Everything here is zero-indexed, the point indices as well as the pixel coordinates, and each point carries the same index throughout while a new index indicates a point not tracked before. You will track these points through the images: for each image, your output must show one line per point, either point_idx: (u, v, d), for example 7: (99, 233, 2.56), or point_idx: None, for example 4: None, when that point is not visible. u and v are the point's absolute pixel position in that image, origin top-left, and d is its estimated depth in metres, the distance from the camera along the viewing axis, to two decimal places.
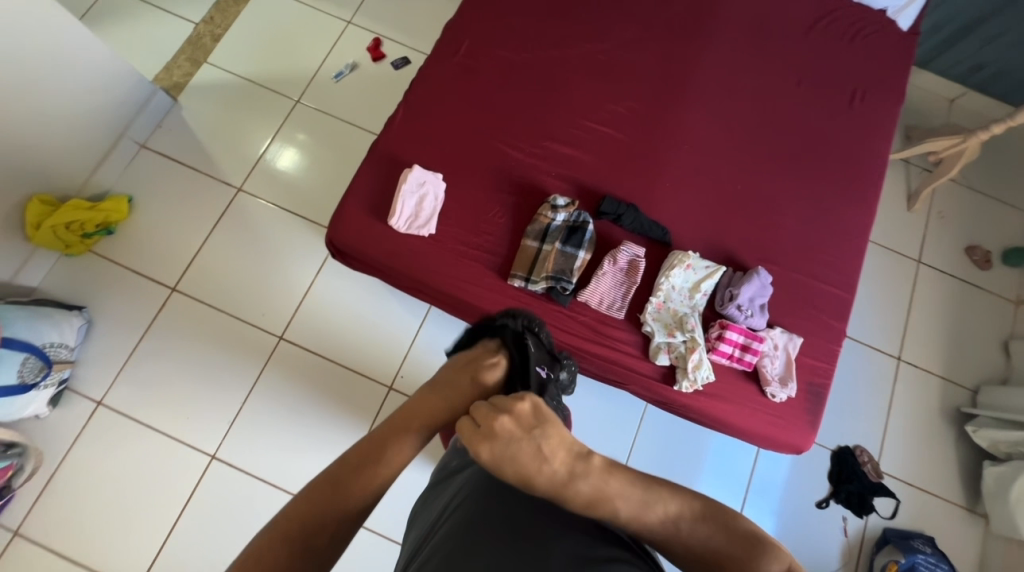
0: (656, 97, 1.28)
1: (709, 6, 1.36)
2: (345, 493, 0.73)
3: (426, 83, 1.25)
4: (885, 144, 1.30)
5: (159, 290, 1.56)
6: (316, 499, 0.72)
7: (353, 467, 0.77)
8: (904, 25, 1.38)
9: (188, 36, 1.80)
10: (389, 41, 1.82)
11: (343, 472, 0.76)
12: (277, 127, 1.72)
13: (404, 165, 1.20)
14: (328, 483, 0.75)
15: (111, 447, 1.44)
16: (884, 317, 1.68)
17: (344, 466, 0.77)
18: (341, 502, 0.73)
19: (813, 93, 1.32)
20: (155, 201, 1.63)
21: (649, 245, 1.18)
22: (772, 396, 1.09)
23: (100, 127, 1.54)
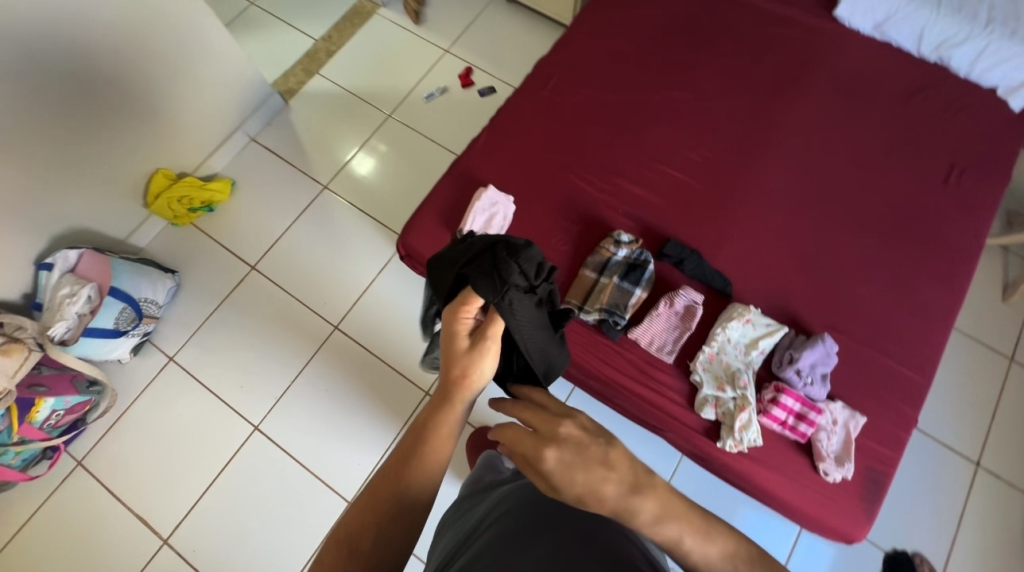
0: (734, 149, 1.29)
1: (800, 67, 1.36)
2: (382, 529, 0.61)
3: (511, 112, 1.34)
4: (982, 227, 1.21)
5: (241, 266, 1.72)
6: (348, 533, 0.61)
7: (382, 497, 0.62)
8: (1016, 106, 1.30)
9: (307, 49, 2.04)
10: (480, 71, 1.96)
11: (375, 504, 0.62)
12: (368, 135, 1.88)
13: (478, 184, 1.28)
14: (361, 517, 0.62)
15: (172, 400, 1.58)
16: (963, 413, 1.52)
17: (374, 493, 0.63)
18: (382, 536, 0.60)
19: (904, 164, 1.27)
20: (253, 187, 1.82)
21: (708, 293, 1.17)
22: (825, 474, 1.01)
23: (222, 118, 1.76)
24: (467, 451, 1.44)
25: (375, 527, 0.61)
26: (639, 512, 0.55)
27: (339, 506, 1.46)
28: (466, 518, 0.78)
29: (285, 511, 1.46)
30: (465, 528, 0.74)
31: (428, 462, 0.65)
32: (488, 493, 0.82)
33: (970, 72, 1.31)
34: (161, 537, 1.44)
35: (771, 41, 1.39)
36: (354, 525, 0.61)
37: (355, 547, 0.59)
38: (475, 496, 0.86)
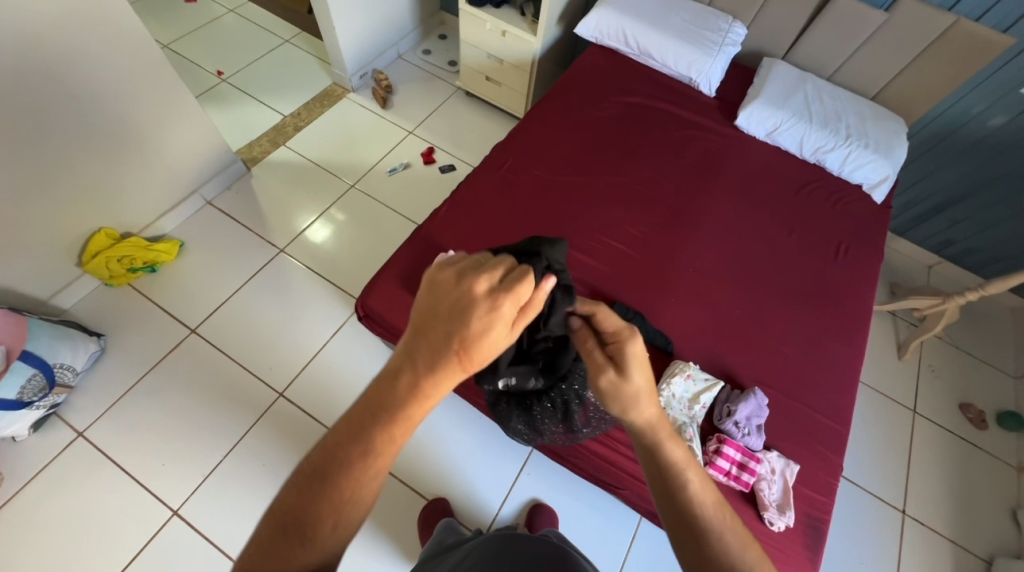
0: (666, 226, 1.48)
1: (713, 162, 1.64)
2: (321, 534, 0.48)
3: (471, 187, 1.48)
4: (868, 294, 1.45)
5: (180, 329, 1.63)
6: (276, 532, 0.48)
7: (320, 496, 0.48)
8: (878, 199, 1.62)
9: (275, 123, 2.15)
10: (441, 150, 2.15)
11: (312, 503, 0.48)
12: (331, 203, 1.95)
13: (439, 249, 1.35)
14: (294, 516, 0.48)
15: (72, 484, 1.37)
16: (884, 462, 1.66)
17: (310, 489, 0.48)
18: (321, 540, 0.48)
19: (803, 241, 1.51)
20: (204, 249, 1.79)
21: (652, 351, 1.26)
22: (770, 524, 1.05)
23: (179, 182, 1.76)
24: (418, 526, 1.34)
25: (313, 537, 0.48)
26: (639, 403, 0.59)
27: None
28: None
29: None
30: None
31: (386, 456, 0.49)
32: (449, 552, 0.80)
33: (841, 171, 1.63)
34: None
35: (689, 140, 1.68)
36: (285, 521, 0.48)
37: (287, 550, 0.47)
38: (434, 557, 0.82)
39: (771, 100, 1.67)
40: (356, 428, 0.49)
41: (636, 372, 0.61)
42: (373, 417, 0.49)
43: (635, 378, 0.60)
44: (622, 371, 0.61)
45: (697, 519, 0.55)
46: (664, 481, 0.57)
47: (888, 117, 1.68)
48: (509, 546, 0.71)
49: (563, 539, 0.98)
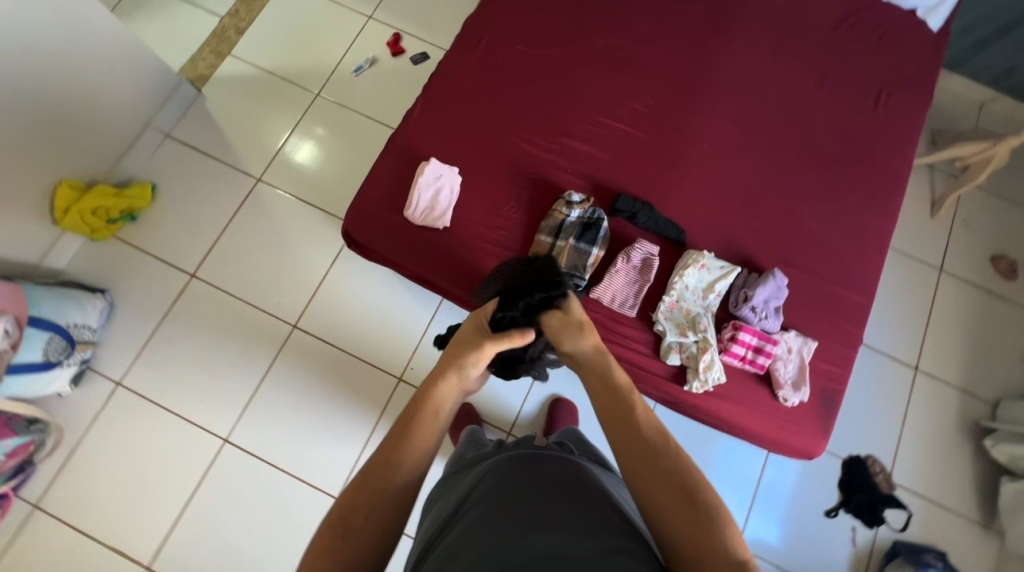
0: (675, 95, 1.27)
1: (732, 4, 1.34)
2: (380, 505, 0.63)
3: (445, 76, 1.27)
4: (910, 149, 1.27)
5: (180, 275, 1.60)
6: (343, 519, 0.61)
7: (378, 475, 0.65)
8: (934, 25, 1.34)
9: (213, 28, 1.84)
10: (409, 37, 1.84)
11: (371, 482, 0.64)
12: (297, 119, 1.75)
13: (420, 158, 1.21)
14: (358, 495, 0.63)
15: (127, 427, 1.48)
16: (903, 325, 1.64)
17: (370, 472, 0.65)
18: (378, 512, 0.62)
19: (836, 94, 1.30)
20: (177, 188, 1.67)
21: (664, 244, 1.18)
22: (785, 400, 1.07)
23: (126, 116, 1.58)
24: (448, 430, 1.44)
25: (374, 507, 0.62)
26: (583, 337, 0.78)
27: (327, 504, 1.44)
28: (447, 499, 0.76)
29: (271, 518, 1.43)
30: (446, 509, 0.72)
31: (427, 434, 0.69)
32: (470, 470, 0.81)
33: None
34: (143, 564, 1.39)
35: None
36: (347, 502, 0.63)
37: (350, 526, 0.61)
38: (457, 474, 0.84)
39: None
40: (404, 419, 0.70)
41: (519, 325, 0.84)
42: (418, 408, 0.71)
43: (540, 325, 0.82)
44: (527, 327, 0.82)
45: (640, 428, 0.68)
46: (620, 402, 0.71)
47: None
48: (526, 464, 0.71)
49: (580, 438, 0.99)
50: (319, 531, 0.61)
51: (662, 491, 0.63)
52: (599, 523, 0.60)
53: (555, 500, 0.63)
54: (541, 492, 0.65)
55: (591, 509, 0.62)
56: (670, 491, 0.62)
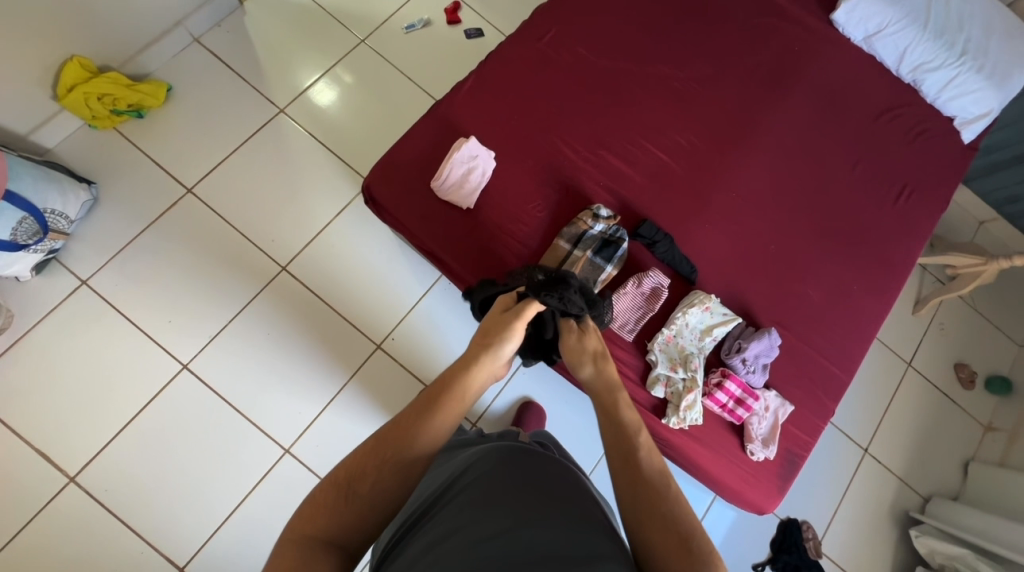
0: (718, 138, 1.29)
1: (791, 66, 1.37)
2: (385, 475, 0.64)
3: (502, 59, 1.25)
4: (917, 246, 1.33)
5: (175, 187, 1.52)
6: (347, 482, 0.63)
7: (390, 446, 0.66)
8: (966, 137, 1.41)
9: None
10: (468, 9, 1.80)
11: (380, 450, 0.66)
12: (336, 60, 1.69)
13: (459, 133, 1.19)
14: (365, 461, 0.64)
15: (82, 329, 1.40)
16: (864, 407, 1.72)
17: (381, 440, 0.67)
18: (383, 482, 0.63)
19: (865, 178, 1.34)
20: (193, 97, 1.58)
21: (674, 278, 1.19)
22: (751, 454, 1.11)
23: (158, 8, 1.49)
24: None
25: (379, 476, 0.63)
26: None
27: (274, 453, 1.40)
28: (435, 476, 0.78)
29: (213, 456, 1.38)
30: (434, 486, 0.74)
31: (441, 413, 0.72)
32: (459, 452, 0.83)
33: (936, 99, 1.39)
34: (67, 473, 1.32)
35: (770, 33, 1.38)
36: (354, 467, 0.64)
37: (353, 490, 0.62)
38: (446, 455, 0.85)
39: None
40: (424, 396, 0.74)
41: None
42: (438, 388, 0.76)
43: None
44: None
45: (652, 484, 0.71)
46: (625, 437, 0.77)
47: (1019, 32, 1.37)
48: (519, 452, 0.73)
49: (556, 442, 0.99)
50: (319, 489, 0.62)
51: (662, 535, 0.65)
52: (585, 520, 0.61)
53: (544, 493, 0.65)
54: (532, 478, 0.67)
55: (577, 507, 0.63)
56: (668, 536, 0.65)
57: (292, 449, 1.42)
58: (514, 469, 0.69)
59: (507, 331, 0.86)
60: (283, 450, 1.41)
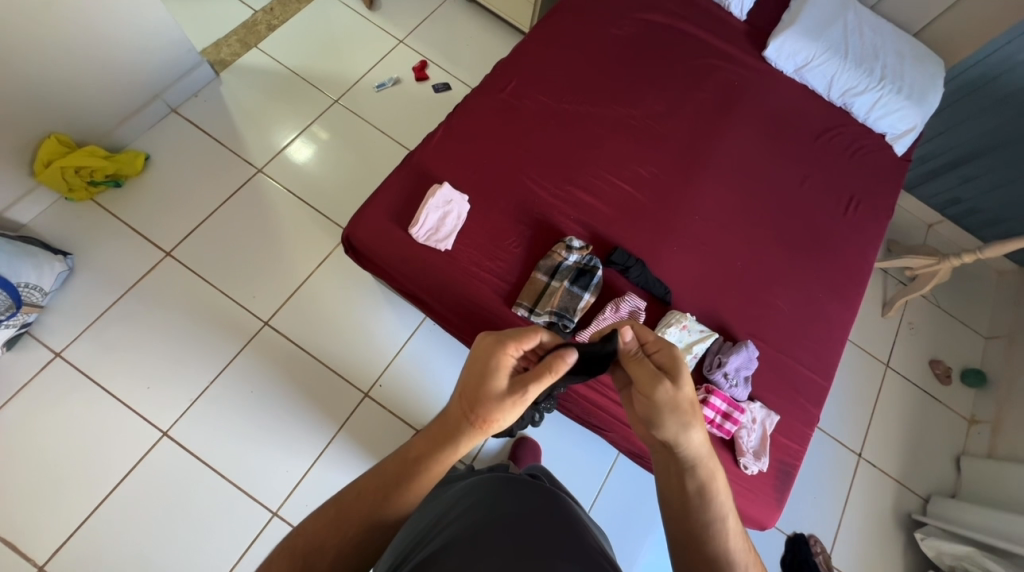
0: (676, 167, 1.38)
1: (734, 98, 1.50)
2: (349, 549, 0.60)
3: (469, 110, 1.34)
4: (872, 251, 1.42)
5: (153, 251, 1.53)
6: (300, 557, 0.58)
7: (352, 523, 0.60)
8: (899, 150, 1.54)
9: (244, 21, 1.87)
10: (434, 66, 1.93)
11: (345, 524, 0.60)
12: (310, 120, 1.77)
13: (433, 181, 1.25)
14: (326, 534, 0.59)
15: (54, 404, 1.35)
16: (850, 411, 1.75)
17: (345, 514, 0.60)
18: (346, 559, 0.59)
19: (814, 192, 1.44)
20: (172, 164, 1.62)
21: (650, 300, 1.24)
22: (745, 468, 1.12)
23: (136, 85, 1.56)
24: None
25: (338, 547, 0.59)
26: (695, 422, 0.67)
27: (261, 518, 1.34)
28: (420, 514, 0.79)
29: (194, 529, 1.31)
30: (421, 522, 0.74)
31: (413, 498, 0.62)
32: (448, 488, 0.84)
33: (867, 118, 1.52)
34: (35, 563, 1.23)
35: (710, 70, 1.52)
36: (318, 537, 0.59)
37: (312, 565, 0.57)
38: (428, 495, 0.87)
39: (807, 28, 1.50)
40: (401, 467, 0.62)
41: (691, 388, 0.69)
42: (412, 463, 0.62)
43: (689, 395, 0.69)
44: (678, 388, 0.69)
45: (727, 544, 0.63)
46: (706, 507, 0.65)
47: (927, 56, 1.54)
48: (501, 479, 0.75)
49: (550, 473, 1.00)
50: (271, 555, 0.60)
51: None
52: (557, 531, 0.64)
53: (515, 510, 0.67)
54: (509, 502, 0.69)
55: (546, 520, 0.66)
56: None
57: (280, 512, 1.35)
58: (487, 493, 0.71)
59: (506, 410, 0.62)
60: (270, 513, 1.35)
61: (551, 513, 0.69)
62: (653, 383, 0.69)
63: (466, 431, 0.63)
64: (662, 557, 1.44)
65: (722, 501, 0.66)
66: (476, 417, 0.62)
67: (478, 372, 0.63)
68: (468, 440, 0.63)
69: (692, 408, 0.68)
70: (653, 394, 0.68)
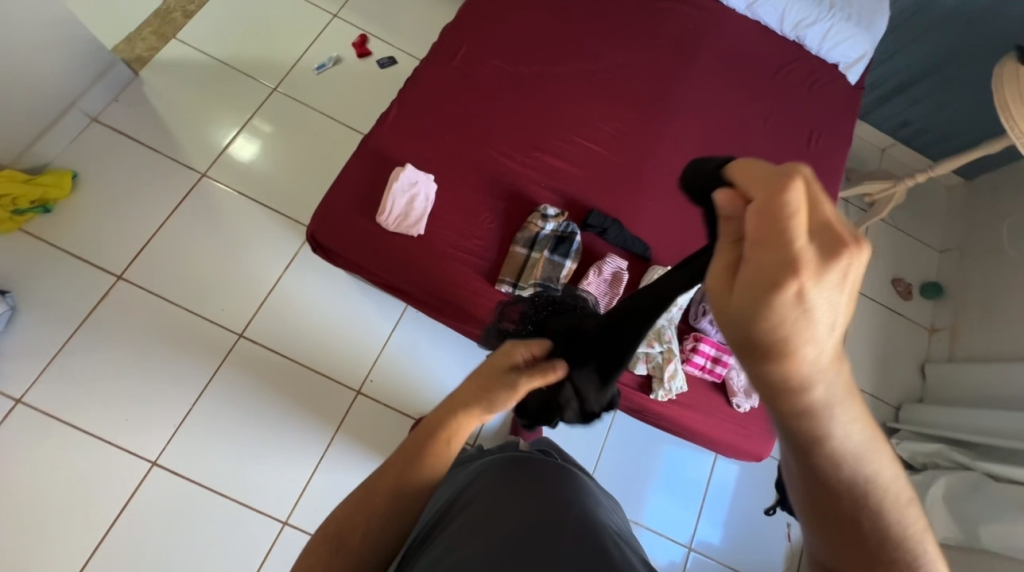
0: (640, 120, 1.36)
1: (690, 42, 1.47)
2: (379, 532, 0.60)
3: (420, 84, 1.26)
4: (835, 182, 1.45)
5: (102, 277, 1.42)
6: (335, 538, 0.59)
7: (376, 508, 0.60)
8: (852, 79, 1.55)
9: (156, 9, 1.69)
10: (375, 39, 1.80)
11: (368, 507, 0.60)
12: (250, 113, 1.64)
13: (394, 165, 1.19)
14: (359, 519, 0.59)
15: (26, 452, 1.27)
16: None
17: (370, 495, 0.60)
18: (377, 542, 0.60)
19: (777, 130, 1.45)
20: (103, 179, 1.49)
21: (631, 258, 1.25)
22: (737, 406, 1.18)
23: (45, 96, 1.40)
24: None
25: (366, 532, 0.59)
26: (811, 344, 0.37)
27: (272, 529, 1.33)
28: (435, 496, 0.78)
29: (203, 551, 1.29)
30: (435, 507, 0.74)
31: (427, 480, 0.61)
32: (457, 471, 0.83)
33: (820, 49, 1.52)
34: None
35: (664, 15, 1.47)
36: (346, 521, 0.60)
37: (345, 543, 0.59)
38: (444, 474, 0.87)
39: None
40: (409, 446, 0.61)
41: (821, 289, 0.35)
42: (421, 442, 0.61)
43: (818, 309, 0.35)
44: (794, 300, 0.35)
45: (844, 478, 0.45)
46: (820, 446, 0.43)
47: None
48: (500, 470, 0.71)
49: (558, 447, 0.99)
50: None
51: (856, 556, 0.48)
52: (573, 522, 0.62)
53: (529, 502, 0.64)
54: (524, 490, 0.66)
55: (563, 510, 0.64)
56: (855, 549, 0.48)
57: (290, 520, 1.34)
58: (502, 481, 0.68)
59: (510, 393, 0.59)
60: (280, 523, 1.34)
61: (569, 498, 0.67)
62: (729, 289, 0.38)
63: (470, 414, 0.61)
64: (666, 499, 1.53)
65: (846, 431, 0.42)
66: (486, 400, 0.60)
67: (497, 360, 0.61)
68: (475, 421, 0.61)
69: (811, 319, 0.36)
70: (722, 313, 0.38)
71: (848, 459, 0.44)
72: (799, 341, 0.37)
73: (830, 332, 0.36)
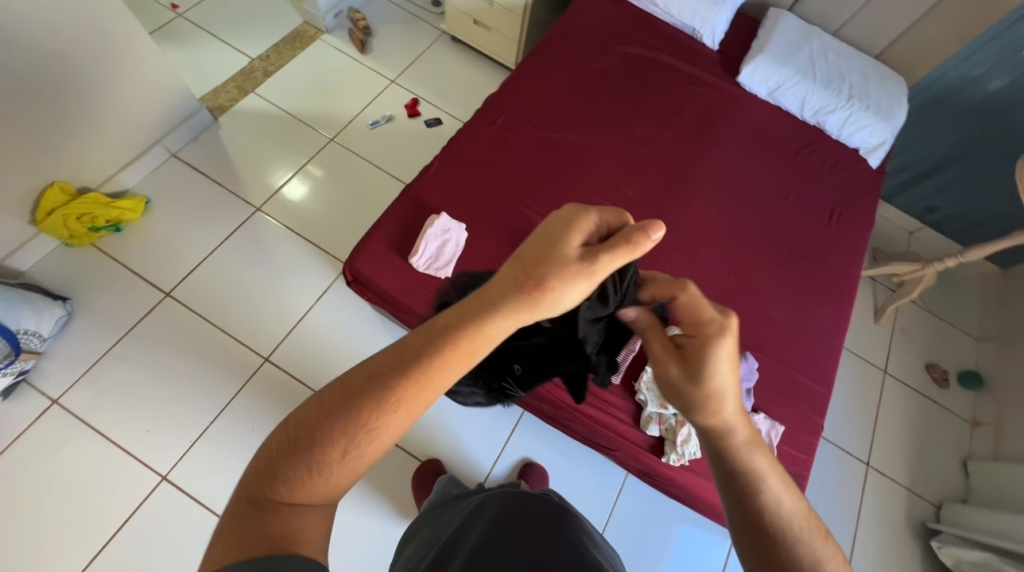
0: (663, 187, 1.44)
1: (714, 121, 1.58)
2: (345, 453, 0.49)
3: (462, 143, 1.39)
4: (857, 260, 1.47)
5: (152, 293, 1.53)
6: (293, 464, 0.49)
7: (352, 413, 0.49)
8: (873, 163, 1.61)
9: (242, 68, 1.96)
10: (425, 103, 2.01)
11: (341, 422, 0.49)
12: (306, 158, 1.82)
13: (430, 212, 1.29)
14: (332, 423, 0.49)
15: (49, 452, 1.32)
16: (854, 420, 1.76)
17: (352, 399, 0.50)
18: (336, 472, 0.49)
19: (798, 206, 1.50)
20: (171, 206, 1.66)
21: None
22: None
23: (138, 132, 1.61)
24: (412, 487, 1.37)
25: (330, 456, 0.49)
26: (720, 404, 0.59)
27: None
28: (430, 530, 0.77)
29: None
30: (429, 540, 0.73)
31: (424, 393, 0.50)
32: (453, 506, 0.83)
33: (840, 134, 1.60)
34: None
35: (690, 97, 1.60)
36: (312, 432, 0.49)
37: (306, 466, 0.49)
38: (441, 509, 0.86)
39: (775, 55, 1.60)
40: (422, 338, 0.51)
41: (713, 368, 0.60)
42: (439, 333, 0.51)
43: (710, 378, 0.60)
44: (695, 372, 0.61)
45: (769, 526, 0.56)
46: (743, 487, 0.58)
47: (890, 76, 1.64)
48: (501, 506, 0.71)
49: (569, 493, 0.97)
50: (237, 498, 0.50)
51: None
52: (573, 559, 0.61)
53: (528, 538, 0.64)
54: (523, 526, 0.66)
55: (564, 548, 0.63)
56: None
57: None
58: (502, 516, 0.68)
59: (566, 277, 0.51)
60: None
61: (570, 539, 0.66)
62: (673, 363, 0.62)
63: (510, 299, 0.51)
64: None
65: (764, 480, 0.58)
66: (532, 277, 0.51)
67: (551, 232, 0.52)
68: (513, 312, 0.52)
69: (716, 391, 0.60)
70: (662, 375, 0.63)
71: (771, 506, 0.57)
72: (712, 400, 0.60)
73: (731, 396, 0.60)
